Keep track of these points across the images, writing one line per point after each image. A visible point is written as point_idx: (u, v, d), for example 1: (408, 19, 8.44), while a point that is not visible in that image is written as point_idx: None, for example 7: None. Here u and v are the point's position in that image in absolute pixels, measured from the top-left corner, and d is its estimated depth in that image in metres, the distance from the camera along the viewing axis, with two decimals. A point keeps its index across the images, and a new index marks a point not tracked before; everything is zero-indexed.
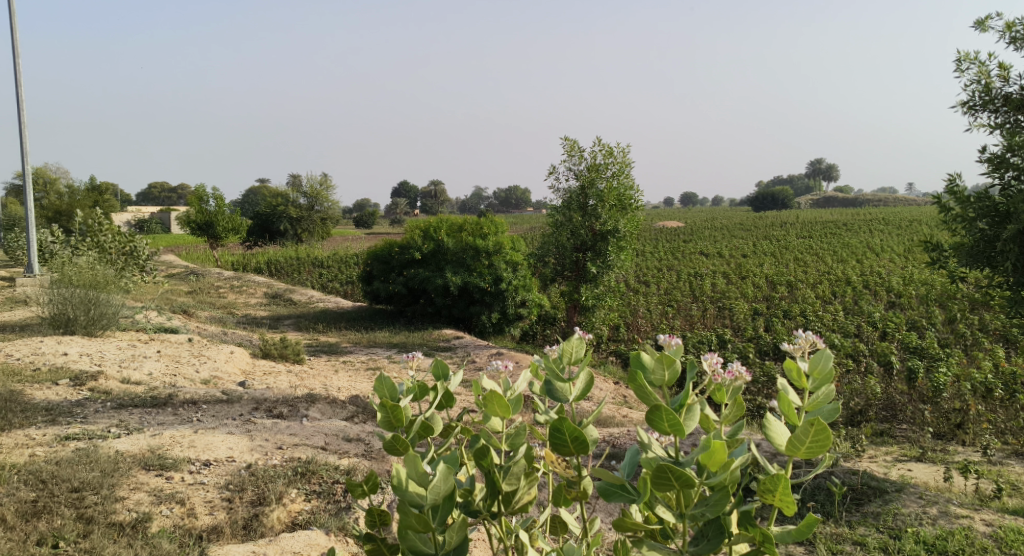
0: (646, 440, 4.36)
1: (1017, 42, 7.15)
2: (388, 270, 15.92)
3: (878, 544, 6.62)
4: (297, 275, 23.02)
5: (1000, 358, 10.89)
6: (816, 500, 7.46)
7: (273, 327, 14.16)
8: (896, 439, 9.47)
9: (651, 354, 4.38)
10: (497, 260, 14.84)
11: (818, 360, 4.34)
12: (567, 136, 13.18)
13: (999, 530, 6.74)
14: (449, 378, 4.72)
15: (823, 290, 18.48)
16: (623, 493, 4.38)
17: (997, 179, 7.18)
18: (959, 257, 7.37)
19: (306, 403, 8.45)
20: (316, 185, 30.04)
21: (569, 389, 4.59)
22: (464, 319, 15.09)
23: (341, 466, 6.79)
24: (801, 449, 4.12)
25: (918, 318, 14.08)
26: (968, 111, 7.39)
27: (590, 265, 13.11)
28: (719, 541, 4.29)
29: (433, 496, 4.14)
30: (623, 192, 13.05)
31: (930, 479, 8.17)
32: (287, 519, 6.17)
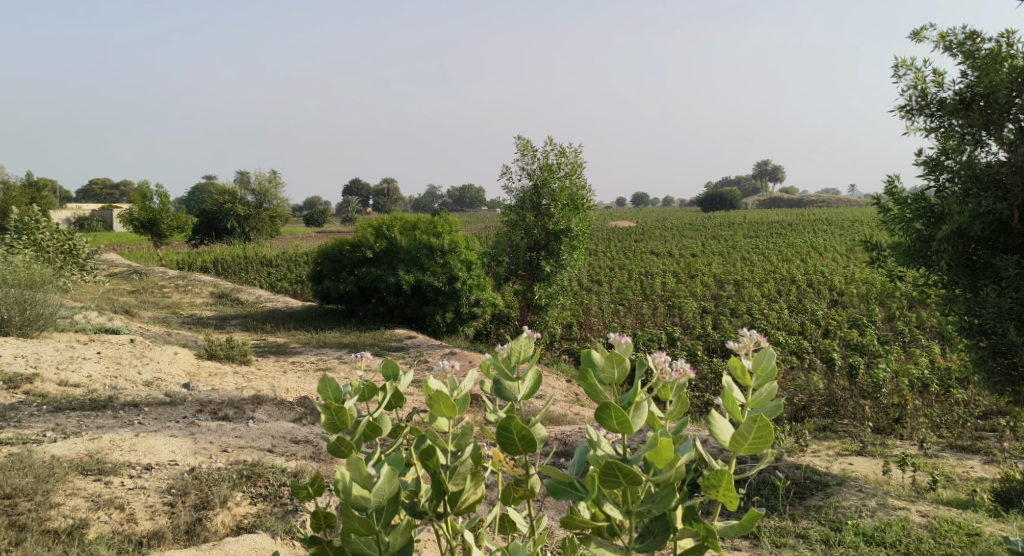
0: (595, 437, 4.39)
1: (952, 49, 7.35)
2: (339, 269, 15.76)
3: (819, 537, 6.76)
4: (244, 274, 22.70)
5: (937, 354, 11.22)
6: (761, 494, 7.60)
7: (220, 327, 13.95)
8: (838, 434, 9.68)
9: (601, 352, 4.41)
10: (451, 259, 14.82)
11: (762, 358, 4.41)
12: (519, 135, 13.25)
13: (934, 521, 6.92)
14: (399, 378, 4.69)
15: (769, 290, 18.82)
16: (571, 491, 4.40)
17: (932, 181, 7.39)
18: (897, 256, 7.56)
19: (253, 405, 8.34)
20: (265, 182, 29.63)
21: (517, 388, 4.61)
22: (417, 318, 15.05)
23: (288, 468, 6.71)
24: (744, 445, 4.19)
25: (859, 316, 14.42)
26: (905, 115, 7.60)
27: (544, 264, 13.16)
28: (665, 538, 4.33)
29: (376, 498, 4.12)
30: (575, 192, 13.13)
31: (870, 472, 8.38)
32: (232, 523, 6.09)
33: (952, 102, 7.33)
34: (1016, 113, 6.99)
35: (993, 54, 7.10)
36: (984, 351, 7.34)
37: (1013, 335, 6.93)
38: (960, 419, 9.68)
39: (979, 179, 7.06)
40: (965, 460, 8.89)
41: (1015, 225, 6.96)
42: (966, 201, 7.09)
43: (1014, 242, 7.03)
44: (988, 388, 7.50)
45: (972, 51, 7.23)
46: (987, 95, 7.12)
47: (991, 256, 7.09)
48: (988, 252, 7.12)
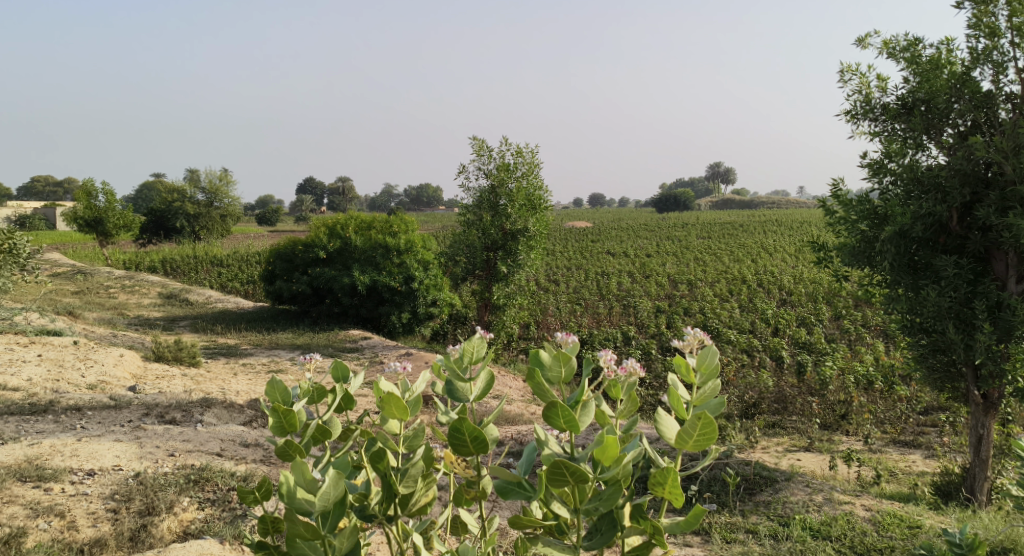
0: (543, 437, 4.41)
1: (895, 55, 7.52)
2: (292, 269, 15.58)
3: (768, 531, 6.86)
4: (194, 274, 22.36)
5: (882, 352, 11.51)
6: (712, 491, 7.69)
7: (168, 328, 13.71)
8: (787, 430, 9.84)
9: (548, 352, 4.43)
10: (407, 259, 14.77)
11: (706, 356, 4.47)
12: (475, 136, 13.26)
13: (878, 514, 7.07)
14: (349, 380, 4.65)
15: (720, 289, 19.12)
16: (520, 491, 4.41)
17: (876, 184, 7.56)
18: (842, 257, 7.70)
19: (201, 408, 8.23)
20: (215, 180, 29.23)
21: (469, 389, 4.60)
22: (372, 319, 14.96)
23: (238, 472, 6.63)
24: (689, 442, 4.23)
25: (807, 315, 14.72)
26: (850, 119, 7.76)
27: (501, 264, 13.16)
28: (612, 535, 4.38)
29: (323, 502, 4.08)
30: (532, 192, 13.17)
31: (817, 468, 8.55)
32: (179, 528, 5.99)
33: (894, 107, 7.51)
34: (955, 117, 7.19)
35: (934, 61, 7.29)
36: (924, 349, 7.51)
37: (952, 333, 7.13)
38: (902, 415, 9.92)
39: (920, 182, 7.25)
40: (907, 454, 9.11)
41: (954, 227, 7.20)
42: (908, 203, 7.26)
43: (952, 243, 7.28)
44: (929, 385, 7.69)
45: (914, 56, 7.41)
46: (928, 100, 7.30)
47: (931, 257, 7.31)
48: (928, 253, 7.33)
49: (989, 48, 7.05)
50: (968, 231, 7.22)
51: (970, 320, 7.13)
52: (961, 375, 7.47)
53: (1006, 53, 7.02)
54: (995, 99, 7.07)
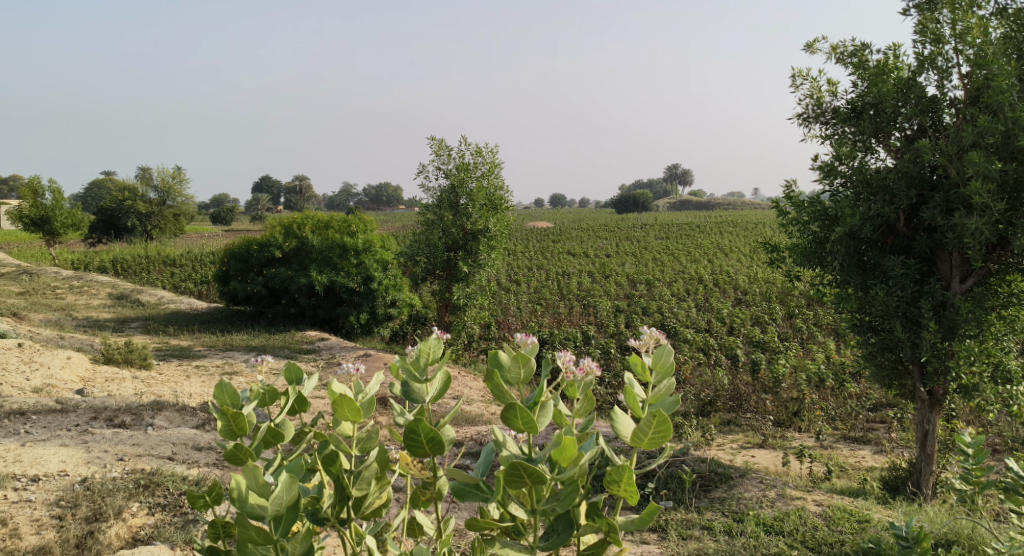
0: (501, 438, 4.40)
1: (844, 60, 7.65)
2: (246, 269, 15.37)
3: (722, 527, 6.93)
4: (146, 274, 21.99)
5: (833, 351, 11.73)
6: (668, 488, 7.76)
7: (118, 329, 13.46)
8: (742, 427, 9.98)
9: (507, 353, 4.43)
10: (366, 259, 14.67)
11: (660, 355, 4.51)
12: (434, 135, 13.18)
13: (829, 509, 7.18)
14: (303, 382, 4.60)
15: (677, 289, 19.33)
16: (476, 492, 4.40)
17: (827, 186, 7.67)
18: (795, 257, 7.81)
19: (152, 411, 8.08)
20: (168, 178, 28.79)
21: (426, 389, 4.57)
22: (330, 319, 14.85)
23: (190, 477, 6.53)
24: (645, 440, 4.26)
25: (762, 314, 14.94)
26: (802, 122, 7.88)
27: (461, 265, 13.11)
28: (568, 535, 4.40)
29: (275, 507, 4.04)
30: (492, 192, 13.17)
31: (771, 464, 8.69)
32: (128, 535, 5.88)
33: (845, 110, 7.63)
34: (902, 121, 7.35)
35: (881, 66, 7.43)
36: (873, 347, 7.65)
37: (899, 332, 7.29)
38: (853, 411, 10.11)
39: (868, 184, 7.38)
40: (857, 450, 9.30)
41: (901, 228, 7.37)
42: (857, 204, 7.39)
43: (900, 244, 7.46)
44: (877, 382, 7.85)
45: (862, 62, 7.54)
46: (876, 104, 7.43)
47: (880, 257, 7.47)
48: (876, 254, 7.49)
49: (934, 54, 7.20)
50: (915, 232, 7.39)
51: (917, 319, 7.28)
52: (908, 372, 7.63)
53: (949, 59, 7.17)
54: (939, 104, 7.24)
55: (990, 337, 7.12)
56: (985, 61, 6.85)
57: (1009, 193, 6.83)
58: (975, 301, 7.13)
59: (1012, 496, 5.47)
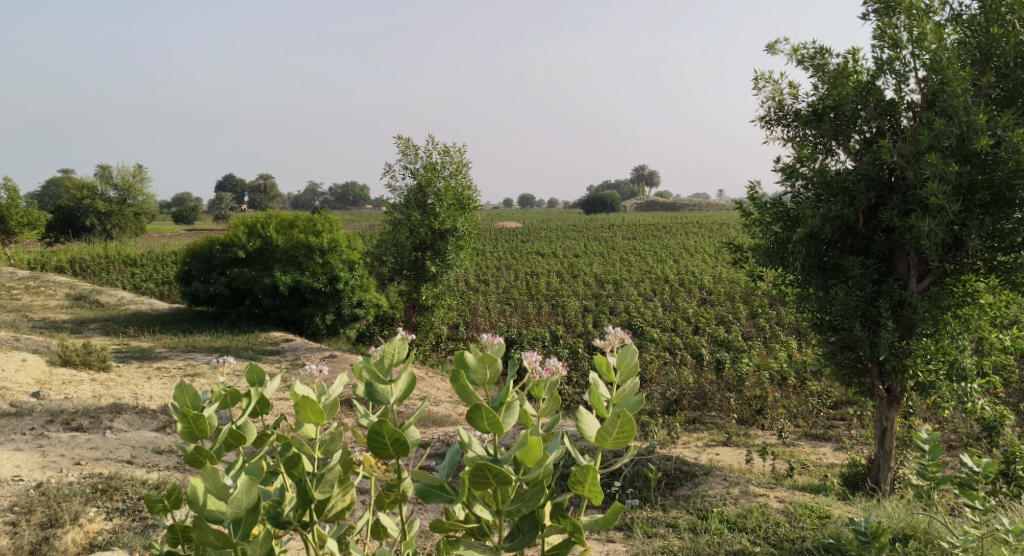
0: (466, 439, 4.38)
1: (805, 62, 7.74)
2: (209, 269, 15.17)
3: (687, 525, 6.97)
4: (106, 274, 21.65)
5: (795, 350, 11.90)
6: (635, 486, 7.80)
7: (76, 331, 13.22)
8: (706, 425, 10.08)
9: (473, 353, 4.41)
10: (332, 259, 14.56)
11: (625, 354, 4.53)
12: (402, 135, 13.10)
13: (791, 506, 7.26)
14: (265, 383, 4.54)
15: (643, 288, 19.48)
16: (441, 494, 4.39)
17: (789, 187, 7.76)
18: (757, 257, 7.88)
19: (111, 414, 7.96)
20: (128, 176, 28.38)
21: (390, 391, 4.54)
22: (295, 320, 14.74)
23: (150, 480, 6.43)
24: (609, 440, 4.27)
25: (725, 314, 15.10)
26: (765, 124, 7.97)
27: (429, 265, 13.05)
28: (533, 535, 4.39)
29: (234, 510, 3.98)
30: (460, 192, 13.14)
31: (734, 462, 8.78)
32: (84, 540, 5.78)
33: (806, 113, 7.73)
34: (861, 124, 7.46)
35: (841, 69, 7.54)
36: (833, 346, 7.77)
37: (858, 331, 7.40)
38: (814, 409, 10.23)
39: (829, 186, 7.48)
40: (818, 447, 9.44)
41: (860, 229, 7.50)
42: (818, 205, 7.48)
43: (859, 244, 7.58)
44: (838, 380, 7.96)
45: (822, 65, 7.64)
46: (836, 107, 7.54)
47: (840, 257, 7.59)
48: (836, 254, 7.60)
49: (892, 58, 7.32)
50: (873, 233, 7.52)
51: (876, 318, 7.39)
52: (867, 370, 7.74)
53: (906, 64, 7.29)
54: (897, 107, 7.35)
55: (947, 336, 7.16)
56: (941, 66, 6.95)
57: (964, 195, 6.95)
58: (932, 300, 7.22)
59: (967, 491, 5.57)
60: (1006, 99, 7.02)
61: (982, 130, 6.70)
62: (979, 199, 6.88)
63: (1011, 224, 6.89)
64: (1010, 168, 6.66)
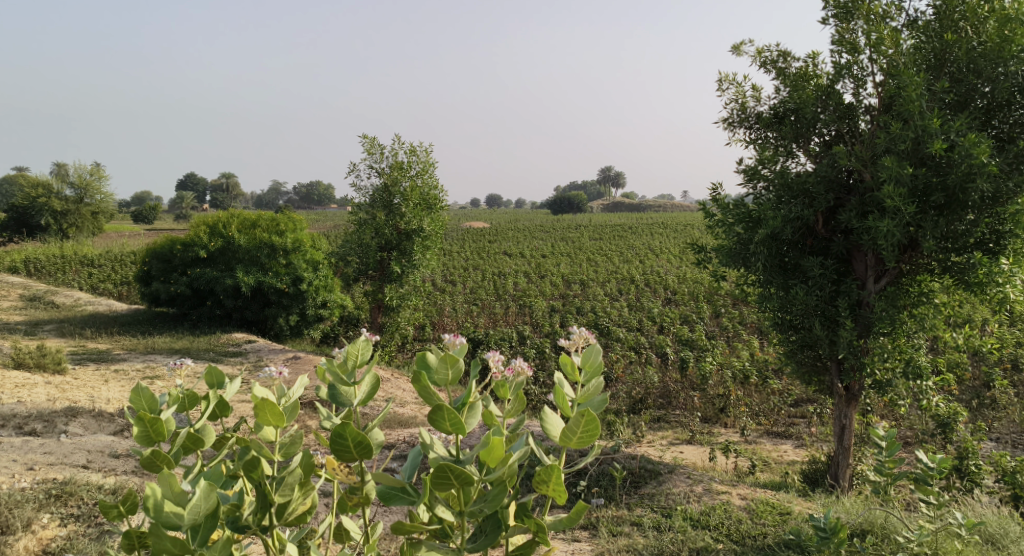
0: (428, 440, 4.35)
1: (767, 65, 7.82)
2: (170, 269, 14.95)
3: (651, 523, 7.00)
4: (62, 275, 21.25)
5: (757, 349, 12.05)
6: (600, 485, 7.83)
7: (31, 333, 12.94)
8: (671, 423, 10.15)
9: (435, 354, 4.38)
10: (296, 259, 14.41)
11: (590, 354, 4.53)
12: (367, 134, 13.00)
13: (753, 503, 7.32)
14: (225, 386, 4.47)
15: (609, 288, 19.59)
16: (403, 496, 4.36)
17: (751, 189, 7.84)
18: (720, 257, 7.94)
19: (66, 418, 7.82)
20: (85, 173, 27.93)
21: (353, 393, 4.49)
22: (257, 321, 14.59)
23: (106, 485, 6.32)
24: (573, 439, 4.27)
25: (690, 314, 15.23)
26: (728, 127, 8.05)
27: (395, 265, 12.97)
28: (496, 536, 4.37)
29: (192, 516, 3.92)
30: (426, 192, 13.09)
31: (698, 460, 8.85)
32: (37, 547, 5.67)
33: (767, 116, 7.82)
34: (821, 127, 7.56)
35: (802, 73, 7.65)
36: (794, 345, 7.87)
37: (817, 330, 7.50)
38: (775, 407, 10.34)
39: (789, 187, 7.57)
40: (779, 444, 9.55)
41: (820, 230, 7.61)
42: (778, 207, 7.57)
43: (818, 245, 7.69)
44: (798, 378, 8.06)
45: (784, 68, 7.73)
46: (797, 110, 7.63)
47: (800, 257, 7.69)
48: (797, 255, 7.70)
49: (851, 62, 7.41)
50: (832, 234, 7.65)
51: (834, 318, 7.50)
52: (826, 368, 7.85)
53: (864, 68, 7.39)
54: (855, 110, 7.46)
55: (902, 334, 7.31)
56: (898, 70, 7.06)
57: (919, 197, 7.05)
58: (888, 299, 7.32)
59: (922, 486, 5.68)
60: (960, 103, 7.12)
61: (936, 134, 6.78)
62: (933, 201, 6.99)
63: (965, 225, 6.99)
64: (963, 172, 6.75)
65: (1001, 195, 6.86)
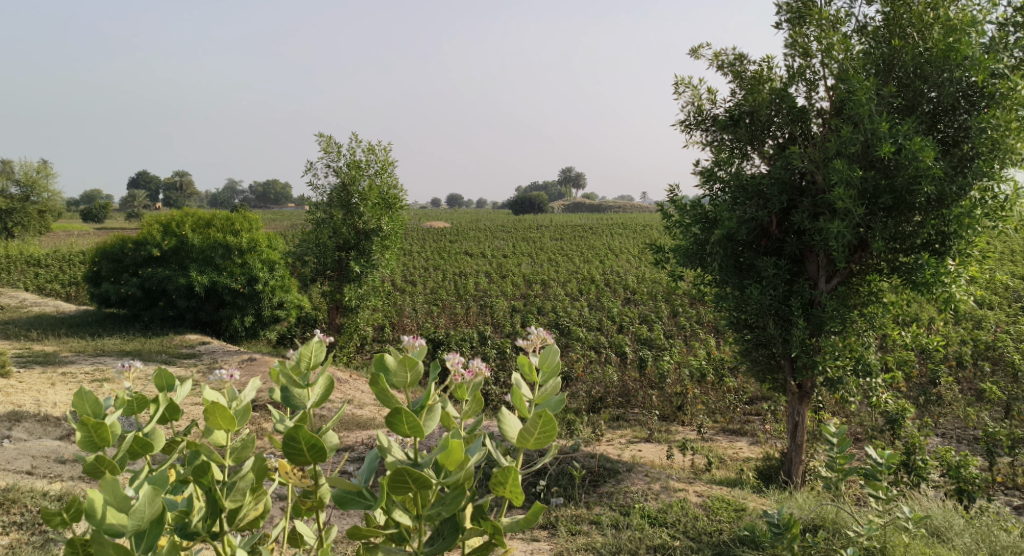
0: (385, 444, 4.30)
1: (724, 69, 7.89)
2: (120, 269, 14.66)
3: (609, 521, 7.01)
4: (8, 275, 20.72)
5: (714, 349, 12.19)
6: (559, 484, 7.84)
7: None
8: (629, 422, 10.21)
9: (393, 357, 4.33)
10: (251, 258, 14.15)
11: (547, 354, 4.51)
12: (324, 133, 12.86)
13: (709, 500, 7.37)
14: (175, 389, 4.36)
15: (570, 288, 19.66)
16: (359, 500, 4.29)
17: (707, 191, 7.91)
18: (677, 258, 7.99)
19: (9, 423, 7.61)
20: (32, 171, 27.40)
21: (307, 395, 4.42)
22: (211, 322, 14.37)
23: (51, 492, 6.18)
24: (531, 440, 4.25)
25: (649, 313, 15.33)
26: (684, 129, 8.11)
27: (353, 265, 12.84)
28: (454, 539, 4.33)
29: (136, 522, 3.84)
30: (385, 192, 13.01)
31: (656, 458, 8.91)
32: None
33: (723, 118, 7.90)
34: (775, 130, 7.65)
35: (757, 77, 7.74)
36: (748, 343, 7.97)
37: (771, 329, 7.59)
38: (731, 405, 10.46)
39: (744, 189, 7.65)
40: (735, 442, 9.66)
41: (773, 231, 7.71)
42: (733, 208, 7.65)
43: (772, 246, 7.79)
44: (753, 376, 8.16)
45: (740, 71, 7.81)
46: (752, 113, 7.71)
47: (754, 258, 7.78)
48: (751, 255, 7.79)
49: (803, 66, 7.51)
50: (786, 235, 7.75)
51: (788, 317, 7.60)
52: (780, 366, 7.95)
53: (816, 72, 7.49)
54: (808, 114, 7.56)
55: (852, 333, 7.43)
56: (847, 75, 7.18)
57: (869, 199, 7.18)
58: (839, 299, 7.44)
59: (871, 481, 5.75)
60: (908, 107, 7.24)
61: (885, 138, 6.91)
62: (882, 203, 7.12)
63: (913, 226, 7.14)
64: (909, 174, 6.89)
65: (947, 197, 6.93)
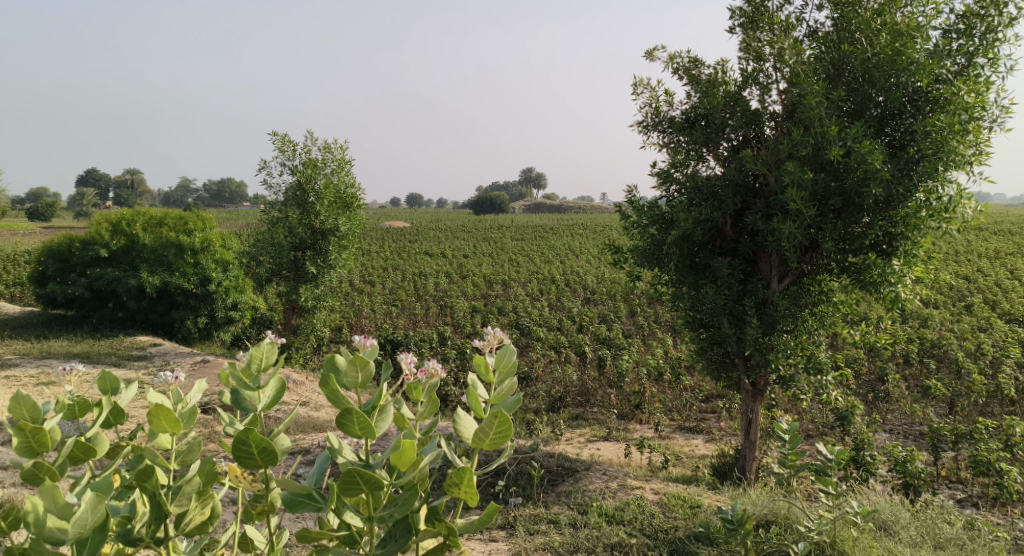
0: (336, 445, 4.24)
1: (680, 71, 7.95)
2: (67, 269, 14.33)
3: (567, 520, 7.01)
4: None
5: (670, 349, 12.28)
6: (517, 484, 7.83)
7: None
8: (588, 421, 10.26)
9: (345, 357, 4.27)
10: (204, 258, 13.92)
11: (503, 355, 4.48)
12: (279, 131, 12.68)
13: (665, 497, 7.43)
14: (119, 392, 4.25)
15: (530, 289, 19.68)
16: (310, 502, 4.23)
17: (664, 192, 7.96)
18: (635, 258, 8.03)
19: None
20: None
21: (257, 398, 4.33)
22: (163, 323, 14.12)
23: None
24: (486, 441, 4.22)
25: (607, 313, 15.41)
26: (641, 130, 8.16)
27: (309, 265, 12.70)
28: (407, 540, 4.29)
29: (78, 529, 3.74)
30: (342, 190, 12.87)
31: (614, 456, 8.95)
32: None
33: (679, 120, 7.96)
34: (729, 132, 7.72)
35: (712, 80, 7.81)
36: (704, 342, 8.04)
37: (726, 327, 7.68)
38: (688, 403, 10.55)
39: (699, 190, 7.70)
40: (691, 439, 9.74)
41: (728, 232, 7.78)
42: (689, 208, 7.70)
43: (727, 246, 7.86)
44: (708, 374, 8.24)
45: (696, 74, 7.88)
46: (706, 115, 7.78)
47: (709, 258, 7.84)
48: (707, 255, 7.85)
49: (756, 70, 7.59)
50: (740, 235, 7.82)
51: (741, 316, 7.70)
52: (734, 365, 8.04)
53: (769, 76, 7.59)
54: (761, 116, 7.64)
55: (804, 332, 7.55)
56: (799, 79, 7.27)
57: (819, 201, 7.29)
58: (791, 298, 7.53)
59: (821, 477, 5.82)
60: (857, 111, 7.36)
61: (834, 141, 7.01)
62: (832, 205, 7.23)
63: (861, 227, 7.27)
64: (858, 176, 7.01)
65: (894, 199, 7.07)
